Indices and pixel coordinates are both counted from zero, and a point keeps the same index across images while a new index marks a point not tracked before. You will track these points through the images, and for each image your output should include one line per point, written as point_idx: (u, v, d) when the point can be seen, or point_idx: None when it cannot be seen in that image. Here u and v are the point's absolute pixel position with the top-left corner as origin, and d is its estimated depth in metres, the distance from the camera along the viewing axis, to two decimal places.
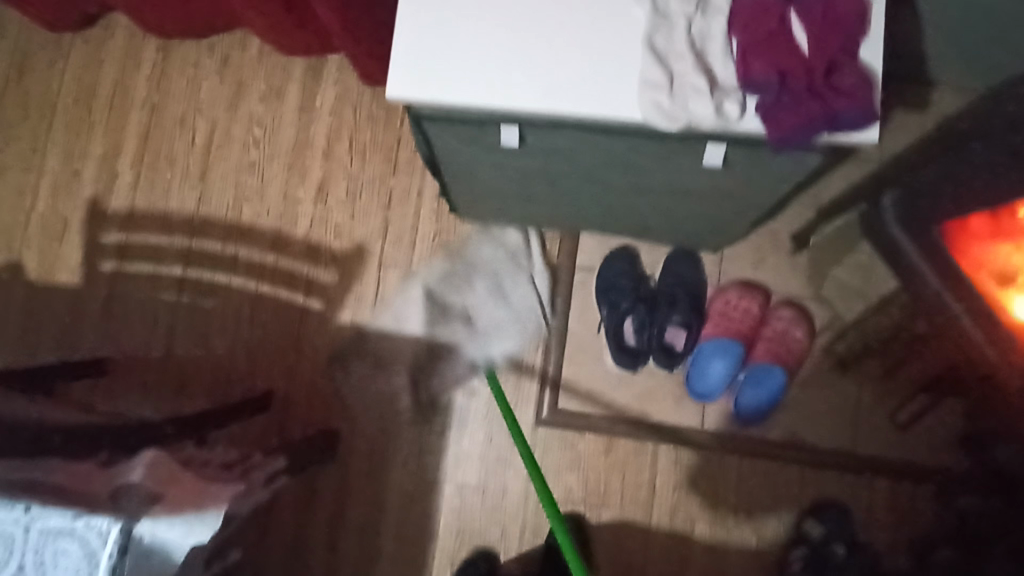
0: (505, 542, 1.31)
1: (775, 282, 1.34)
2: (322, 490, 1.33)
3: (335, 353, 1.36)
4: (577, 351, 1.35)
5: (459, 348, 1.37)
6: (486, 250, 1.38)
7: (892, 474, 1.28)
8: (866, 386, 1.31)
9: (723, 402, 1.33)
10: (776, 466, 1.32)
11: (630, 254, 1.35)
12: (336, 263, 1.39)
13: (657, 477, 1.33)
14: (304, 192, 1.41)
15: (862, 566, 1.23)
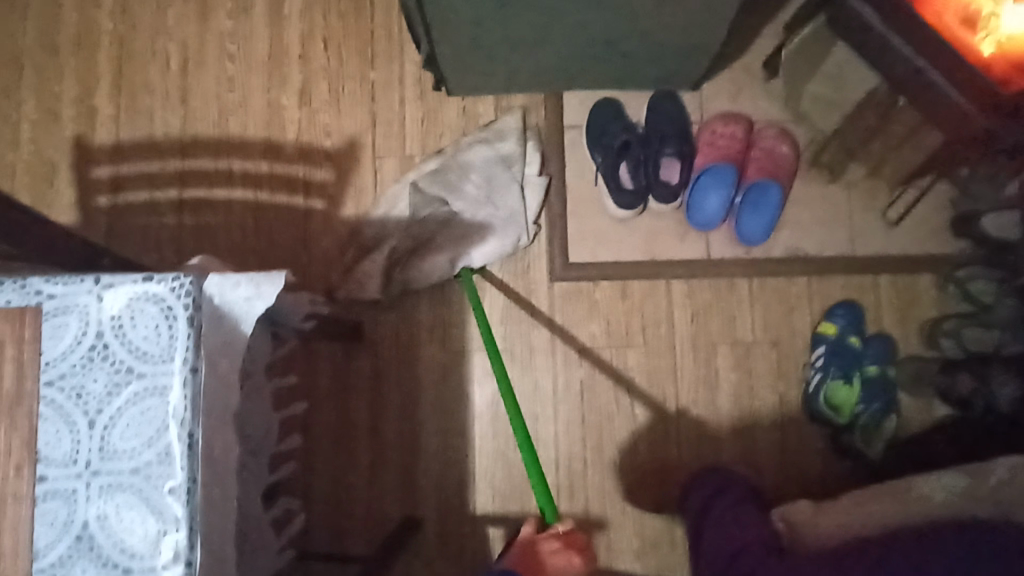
0: (541, 395, 1.35)
1: (755, 108, 1.39)
2: (354, 380, 1.35)
3: (345, 246, 1.38)
4: (578, 205, 1.39)
5: (464, 221, 1.39)
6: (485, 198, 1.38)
7: (892, 267, 1.35)
8: (855, 192, 1.38)
9: (725, 230, 1.39)
10: (785, 281, 1.37)
11: (615, 103, 1.39)
12: (331, 161, 1.41)
13: (675, 312, 1.37)
14: (287, 98, 1.43)
15: (877, 351, 1.31)
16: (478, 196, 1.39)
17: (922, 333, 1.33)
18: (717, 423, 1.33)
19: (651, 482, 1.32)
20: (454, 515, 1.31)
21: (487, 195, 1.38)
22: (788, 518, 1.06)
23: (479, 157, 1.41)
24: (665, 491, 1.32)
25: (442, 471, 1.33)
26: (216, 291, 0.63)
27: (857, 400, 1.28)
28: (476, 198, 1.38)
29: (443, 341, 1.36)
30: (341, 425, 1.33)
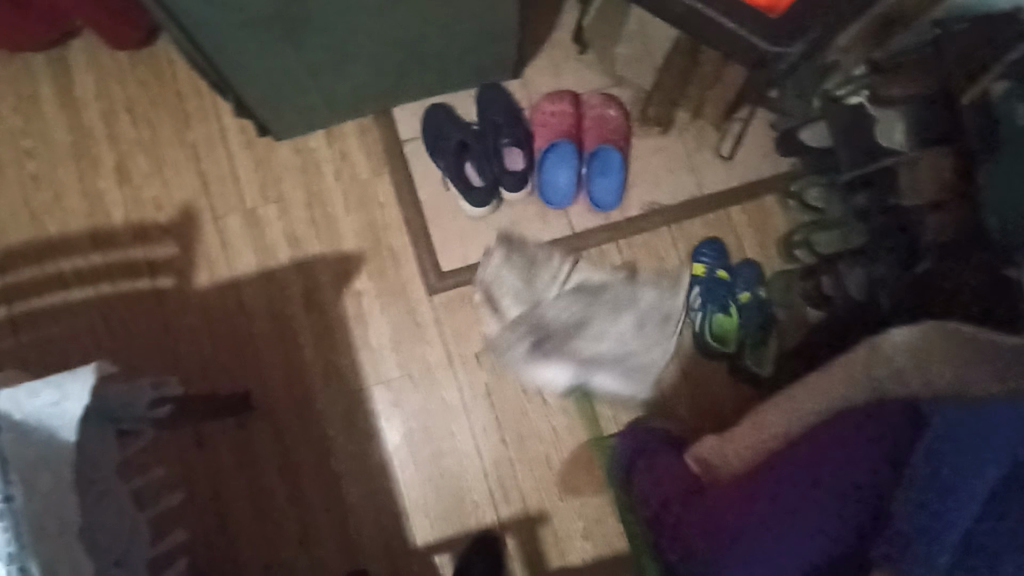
0: (452, 409, 1.33)
1: (577, 82, 1.45)
2: (257, 450, 1.28)
3: (209, 319, 1.31)
4: (436, 215, 1.39)
5: (327, 258, 1.36)
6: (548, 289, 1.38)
7: (739, 196, 1.44)
8: (686, 136, 1.47)
9: (581, 202, 1.43)
10: (649, 235, 1.43)
11: (444, 107, 1.40)
12: (170, 235, 1.33)
13: (556, 291, 1.39)
14: (105, 182, 1.34)
15: (745, 276, 1.39)
16: (415, 436, 1.32)
17: (780, 249, 1.42)
18: (625, 385, 1.37)
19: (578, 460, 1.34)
20: (395, 556, 1.27)
21: (425, 431, 1.32)
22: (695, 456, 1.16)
23: (326, 192, 1.38)
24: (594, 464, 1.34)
25: (371, 516, 1.28)
26: (15, 406, 0.59)
27: (739, 326, 1.36)
28: (416, 438, 1.32)
29: (339, 384, 1.32)
30: (255, 502, 1.26)
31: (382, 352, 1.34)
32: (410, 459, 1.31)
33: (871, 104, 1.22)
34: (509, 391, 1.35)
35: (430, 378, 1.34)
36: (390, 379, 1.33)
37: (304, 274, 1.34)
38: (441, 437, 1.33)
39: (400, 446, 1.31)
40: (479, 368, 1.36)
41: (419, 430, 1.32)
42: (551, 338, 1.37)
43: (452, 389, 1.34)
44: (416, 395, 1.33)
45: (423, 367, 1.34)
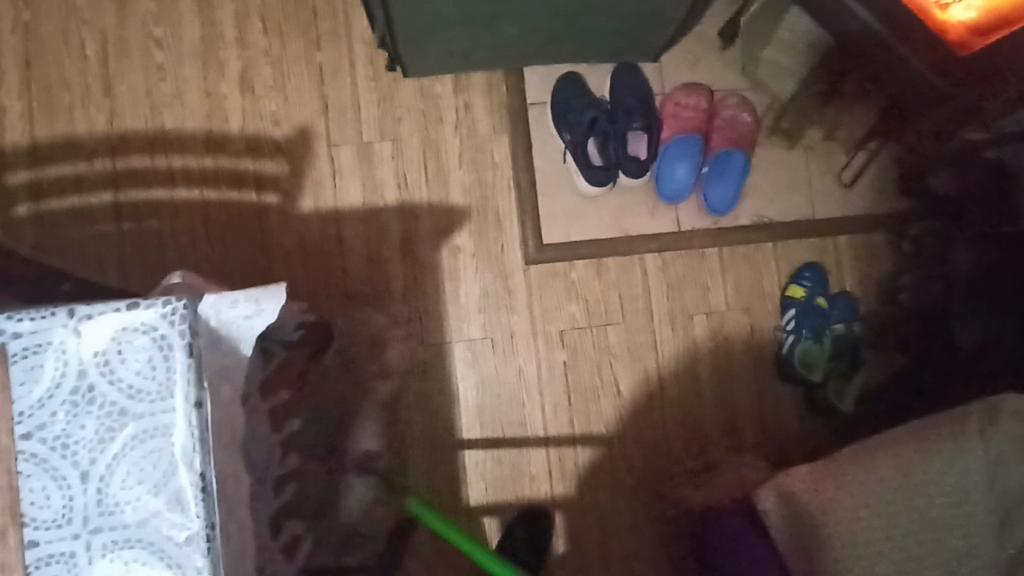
0: (526, 381, 1.34)
1: (714, 79, 1.41)
2: (333, 381, 1.29)
3: (306, 245, 1.30)
4: (547, 185, 1.36)
5: (433, 207, 1.34)
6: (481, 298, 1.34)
7: (850, 227, 1.42)
8: (811, 155, 1.43)
9: (693, 201, 1.40)
10: (753, 247, 1.40)
11: (578, 79, 1.36)
12: (282, 153, 1.32)
13: (650, 285, 1.38)
14: (227, 86, 1.32)
15: (841, 309, 1.37)
16: (486, 394, 1.32)
17: (882, 288, 1.40)
18: (699, 392, 1.36)
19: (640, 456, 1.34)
20: (446, 511, 1.29)
21: (497, 392, 1.32)
22: (773, 496, 1.09)
23: (442, 140, 1.35)
24: (655, 463, 1.34)
25: (430, 468, 1.29)
26: (213, 312, 0.57)
27: (827, 357, 1.34)
28: (488, 397, 1.32)
29: (422, 333, 1.32)
30: (322, 432, 1.27)
31: (468, 309, 1.33)
32: (479, 413, 1.31)
33: None
34: (587, 374, 1.35)
35: (512, 342, 1.34)
36: (472, 338, 1.33)
37: (406, 219, 1.33)
38: (512, 400, 1.32)
39: (469, 402, 1.31)
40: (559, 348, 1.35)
41: (491, 390, 1.32)
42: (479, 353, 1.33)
43: (530, 358, 1.34)
44: (495, 357, 1.33)
45: (506, 331, 1.34)
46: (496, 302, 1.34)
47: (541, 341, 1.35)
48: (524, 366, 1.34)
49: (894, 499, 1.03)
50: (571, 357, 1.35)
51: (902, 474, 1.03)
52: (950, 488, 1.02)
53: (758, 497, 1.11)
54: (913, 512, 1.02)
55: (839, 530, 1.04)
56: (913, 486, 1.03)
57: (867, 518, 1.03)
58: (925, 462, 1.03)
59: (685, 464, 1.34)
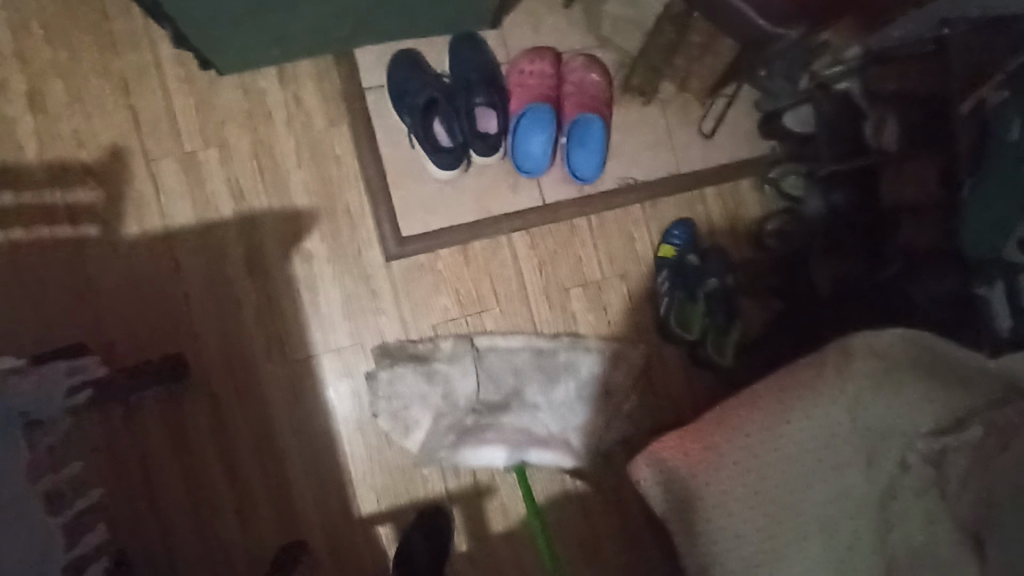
0: (404, 384, 1.28)
1: (560, 40, 1.34)
2: (192, 416, 1.19)
3: (138, 275, 1.19)
4: (397, 174, 1.28)
5: (276, 214, 1.24)
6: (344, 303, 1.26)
7: (715, 178, 1.40)
8: (669, 109, 1.39)
9: (556, 171, 1.34)
10: (621, 212, 1.36)
11: (413, 57, 1.27)
12: (92, 176, 1.18)
13: (521, 265, 1.33)
14: (13, 108, 1.16)
15: (715, 263, 1.35)
16: (370, 411, 1.26)
17: (752, 235, 1.39)
18: (583, 366, 1.34)
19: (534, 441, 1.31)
20: (338, 530, 1.23)
21: (378, 403, 1.25)
22: (651, 472, 1.07)
23: (274, 140, 1.24)
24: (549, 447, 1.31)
25: (314, 490, 1.22)
26: None
27: (704, 314, 1.32)
28: (437, 434, 1.27)
29: (283, 351, 1.23)
30: (188, 472, 1.18)
31: (332, 318, 1.25)
32: (359, 422, 1.26)
33: (864, 99, 1.23)
34: (545, 454, 1.27)
35: (482, 394, 1.31)
36: (344, 347, 1.25)
37: (248, 232, 1.23)
38: (475, 438, 1.26)
39: (440, 435, 1.27)
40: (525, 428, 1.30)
41: (462, 430, 1.27)
42: (348, 361, 1.26)
43: (512, 410, 1.32)
44: (464, 402, 1.30)
45: (479, 377, 1.30)
46: (361, 307, 1.26)
47: (521, 390, 1.32)
48: (495, 415, 1.30)
49: (761, 454, 1.02)
50: (541, 422, 1.32)
51: (761, 426, 1.03)
52: (819, 432, 1.03)
53: (635, 474, 1.09)
54: (784, 462, 1.02)
55: (710, 492, 1.02)
56: (777, 437, 1.03)
57: (735, 475, 1.02)
58: (783, 413, 1.03)
59: (580, 442, 1.32)
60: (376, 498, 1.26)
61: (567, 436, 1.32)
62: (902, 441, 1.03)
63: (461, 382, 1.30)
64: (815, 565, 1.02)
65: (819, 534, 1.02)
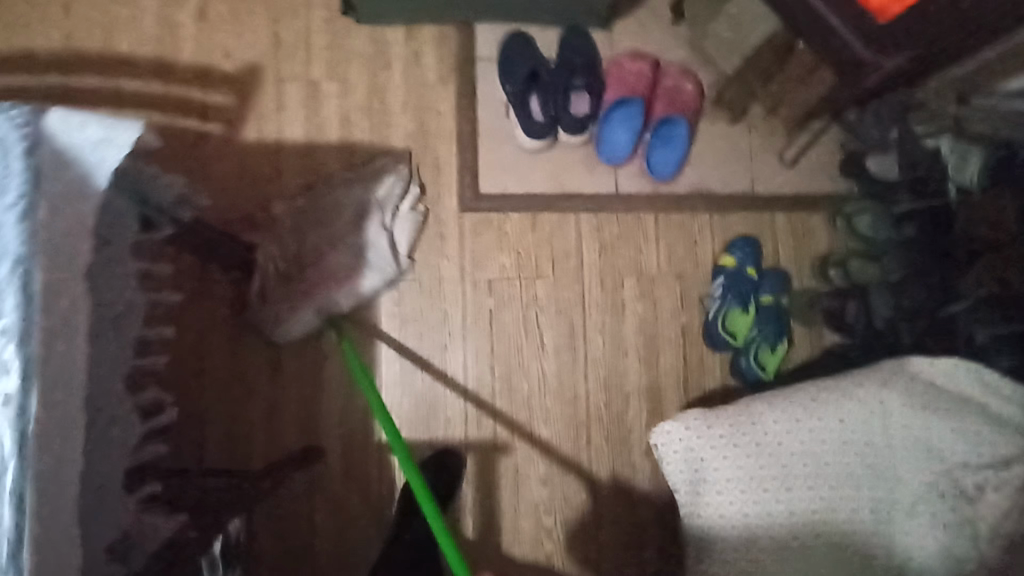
0: (451, 326, 1.35)
1: (662, 50, 1.44)
2: (257, 308, 1.30)
3: (244, 173, 1.33)
4: (488, 137, 1.39)
5: (375, 148, 1.37)
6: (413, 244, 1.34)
7: (787, 204, 1.42)
8: (754, 131, 1.44)
9: (635, 165, 1.42)
10: (688, 215, 1.41)
11: (525, 37, 1.38)
12: (230, 85, 1.35)
13: (581, 243, 1.39)
14: (183, 17, 1.36)
15: (773, 281, 1.37)
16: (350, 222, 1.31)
17: (815, 267, 1.40)
18: (622, 351, 1.37)
19: (557, 410, 1.35)
20: (358, 447, 1.28)
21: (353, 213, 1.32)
22: (676, 434, 1.02)
23: (388, 86, 1.38)
24: (569, 420, 1.35)
25: (349, 403, 1.29)
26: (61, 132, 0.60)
27: (752, 326, 1.34)
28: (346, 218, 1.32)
29: None
30: (241, 357, 1.28)
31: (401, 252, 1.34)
32: (401, 353, 1.32)
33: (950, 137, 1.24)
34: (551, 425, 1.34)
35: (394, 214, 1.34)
36: (404, 280, 1.34)
37: (346, 158, 1.36)
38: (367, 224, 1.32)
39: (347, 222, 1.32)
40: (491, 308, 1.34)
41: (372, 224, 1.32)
42: (404, 293, 1.34)
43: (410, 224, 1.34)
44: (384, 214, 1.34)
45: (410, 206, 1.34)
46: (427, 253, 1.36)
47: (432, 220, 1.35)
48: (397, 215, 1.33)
49: (784, 442, 0.99)
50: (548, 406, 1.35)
51: (788, 413, 1.00)
52: (852, 437, 0.99)
53: (657, 438, 1.03)
54: (808, 458, 0.98)
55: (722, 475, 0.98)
56: (805, 430, 0.99)
57: (755, 456, 0.99)
58: (815, 407, 1.00)
59: (602, 422, 1.36)
60: (400, 428, 1.31)
61: (591, 415, 1.36)
62: (938, 468, 0.98)
63: (502, 339, 1.36)
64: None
65: (835, 549, 0.96)
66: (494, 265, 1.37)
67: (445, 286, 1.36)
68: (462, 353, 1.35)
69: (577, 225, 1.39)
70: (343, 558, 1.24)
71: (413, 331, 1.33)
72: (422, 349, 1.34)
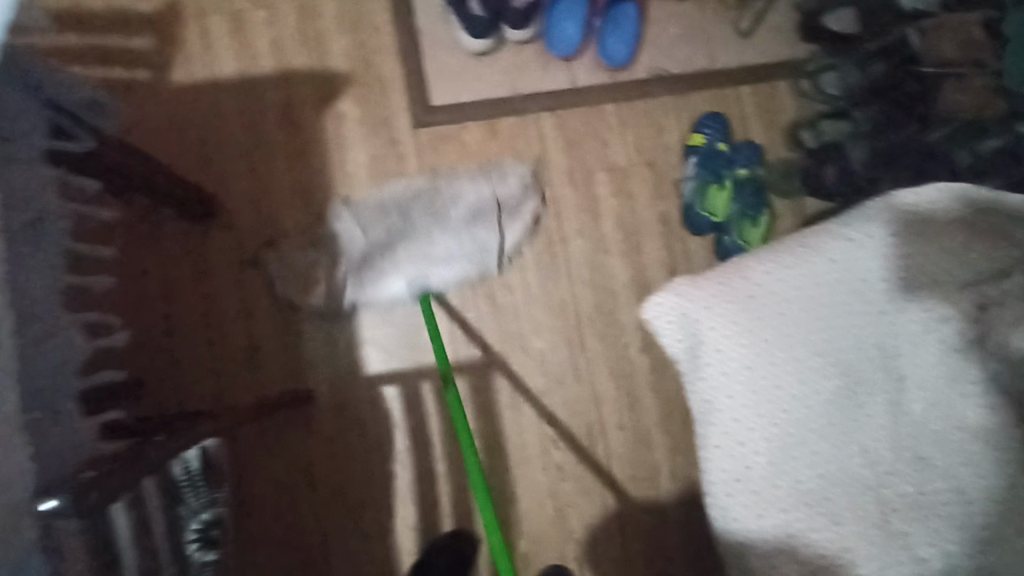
0: (422, 246, 1.28)
1: None
2: (216, 255, 1.23)
3: (181, 115, 1.25)
4: (432, 46, 1.32)
5: (315, 73, 1.29)
6: (372, 170, 1.28)
7: (749, 77, 1.37)
8: (706, 6, 1.39)
9: (589, 57, 1.36)
10: (651, 100, 1.36)
11: None
12: (151, 28, 1.26)
13: (546, 145, 1.33)
14: None
15: (744, 153, 1.33)
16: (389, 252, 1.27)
17: (786, 135, 1.36)
18: (604, 251, 1.31)
19: (466, 203, 1.30)
20: (344, 382, 1.23)
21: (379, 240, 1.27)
22: (666, 304, 0.97)
23: (319, 6, 1.30)
24: (480, 212, 1.30)
25: (330, 340, 1.24)
26: None
27: (733, 201, 1.30)
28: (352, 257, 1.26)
29: (309, 203, 1.26)
30: (207, 306, 1.22)
31: (360, 178, 1.28)
32: (374, 284, 1.26)
33: None
34: (458, 270, 1.28)
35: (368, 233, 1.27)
36: (364, 207, 1.27)
37: (286, 86, 1.28)
38: (383, 269, 1.27)
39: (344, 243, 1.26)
40: (562, 144, 1.33)
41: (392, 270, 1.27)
42: (369, 220, 1.27)
43: (404, 240, 1.28)
44: (359, 238, 1.27)
45: (364, 224, 1.27)
46: (387, 177, 1.28)
47: (400, 223, 1.28)
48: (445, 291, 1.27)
49: (775, 289, 0.95)
50: (439, 251, 1.28)
51: (775, 260, 0.96)
52: (843, 274, 0.95)
53: (648, 313, 0.99)
54: (803, 300, 0.94)
55: (718, 331, 0.93)
56: (796, 275, 0.95)
57: (750, 309, 0.94)
58: (802, 251, 0.96)
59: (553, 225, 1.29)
60: (380, 363, 1.25)
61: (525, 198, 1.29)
62: (939, 291, 0.93)
63: (479, 253, 1.29)
64: (838, 428, 0.91)
65: (843, 390, 0.91)
66: (461, 180, 1.30)
67: (412, 210, 1.28)
68: (438, 276, 1.27)
69: (541, 129, 1.33)
70: (344, 493, 1.21)
71: (384, 259, 1.27)
72: (395, 277, 1.26)
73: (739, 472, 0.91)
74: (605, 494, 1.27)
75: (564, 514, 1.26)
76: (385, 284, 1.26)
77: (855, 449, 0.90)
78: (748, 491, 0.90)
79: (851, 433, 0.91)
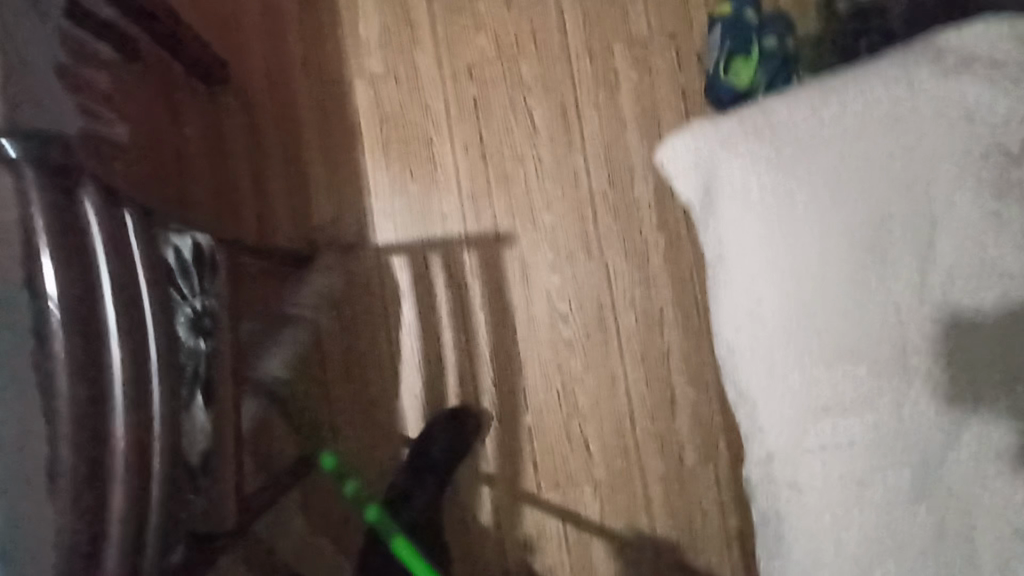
0: (433, 116, 1.25)
1: None
2: (228, 116, 1.22)
3: None
4: None
5: None
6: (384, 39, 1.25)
7: None
8: None
9: None
10: None
11: None
12: None
13: (564, 16, 1.28)
14: None
15: (771, 24, 1.24)
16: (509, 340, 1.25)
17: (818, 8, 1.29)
18: (622, 124, 1.27)
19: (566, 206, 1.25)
20: (354, 249, 1.22)
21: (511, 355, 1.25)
22: (683, 146, 0.93)
23: None
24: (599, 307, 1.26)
25: (340, 208, 1.22)
26: None
27: (761, 74, 1.23)
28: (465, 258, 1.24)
29: (320, 70, 1.24)
30: (219, 166, 1.21)
31: (372, 46, 1.25)
32: (385, 152, 1.24)
33: None
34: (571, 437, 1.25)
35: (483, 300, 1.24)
36: (377, 75, 1.25)
37: None
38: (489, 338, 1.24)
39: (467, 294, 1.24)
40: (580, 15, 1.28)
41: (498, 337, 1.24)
42: (381, 88, 1.24)
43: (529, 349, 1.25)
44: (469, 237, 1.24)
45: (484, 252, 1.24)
46: (400, 46, 1.25)
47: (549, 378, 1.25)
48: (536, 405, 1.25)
49: (801, 127, 0.89)
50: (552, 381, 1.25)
51: (802, 100, 0.91)
52: (876, 112, 0.88)
53: (664, 155, 0.96)
54: (830, 138, 0.88)
55: (736, 166, 0.89)
56: (824, 114, 0.89)
57: (769, 144, 0.89)
58: (832, 92, 0.91)
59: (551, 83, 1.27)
60: (390, 231, 1.23)
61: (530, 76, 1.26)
62: (981, 131, 0.86)
63: (489, 123, 1.25)
64: (863, 269, 0.84)
65: (867, 229, 0.85)
66: (475, 50, 1.26)
67: (424, 80, 1.25)
68: (449, 146, 1.25)
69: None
70: (354, 359, 1.21)
71: (394, 127, 1.24)
72: (405, 146, 1.24)
73: (751, 307, 0.88)
74: (613, 372, 1.25)
75: (570, 390, 1.25)
76: (396, 153, 1.24)
77: (878, 291, 0.84)
78: (760, 327, 0.87)
79: (878, 275, 0.84)
